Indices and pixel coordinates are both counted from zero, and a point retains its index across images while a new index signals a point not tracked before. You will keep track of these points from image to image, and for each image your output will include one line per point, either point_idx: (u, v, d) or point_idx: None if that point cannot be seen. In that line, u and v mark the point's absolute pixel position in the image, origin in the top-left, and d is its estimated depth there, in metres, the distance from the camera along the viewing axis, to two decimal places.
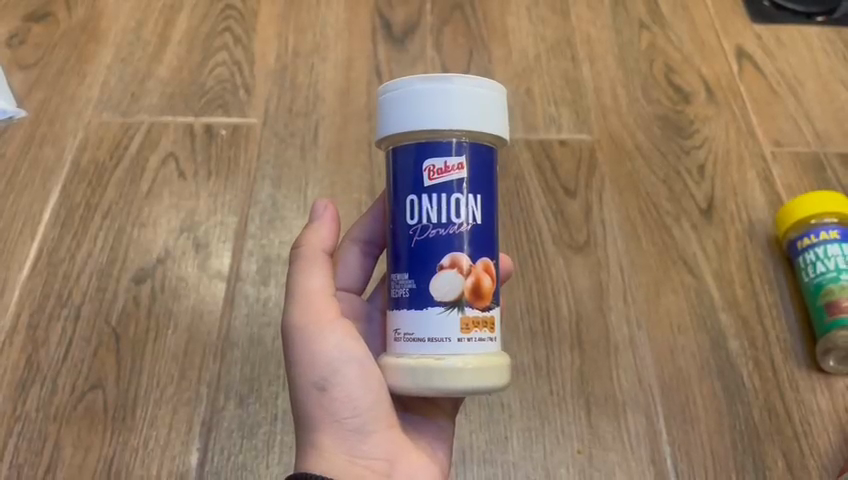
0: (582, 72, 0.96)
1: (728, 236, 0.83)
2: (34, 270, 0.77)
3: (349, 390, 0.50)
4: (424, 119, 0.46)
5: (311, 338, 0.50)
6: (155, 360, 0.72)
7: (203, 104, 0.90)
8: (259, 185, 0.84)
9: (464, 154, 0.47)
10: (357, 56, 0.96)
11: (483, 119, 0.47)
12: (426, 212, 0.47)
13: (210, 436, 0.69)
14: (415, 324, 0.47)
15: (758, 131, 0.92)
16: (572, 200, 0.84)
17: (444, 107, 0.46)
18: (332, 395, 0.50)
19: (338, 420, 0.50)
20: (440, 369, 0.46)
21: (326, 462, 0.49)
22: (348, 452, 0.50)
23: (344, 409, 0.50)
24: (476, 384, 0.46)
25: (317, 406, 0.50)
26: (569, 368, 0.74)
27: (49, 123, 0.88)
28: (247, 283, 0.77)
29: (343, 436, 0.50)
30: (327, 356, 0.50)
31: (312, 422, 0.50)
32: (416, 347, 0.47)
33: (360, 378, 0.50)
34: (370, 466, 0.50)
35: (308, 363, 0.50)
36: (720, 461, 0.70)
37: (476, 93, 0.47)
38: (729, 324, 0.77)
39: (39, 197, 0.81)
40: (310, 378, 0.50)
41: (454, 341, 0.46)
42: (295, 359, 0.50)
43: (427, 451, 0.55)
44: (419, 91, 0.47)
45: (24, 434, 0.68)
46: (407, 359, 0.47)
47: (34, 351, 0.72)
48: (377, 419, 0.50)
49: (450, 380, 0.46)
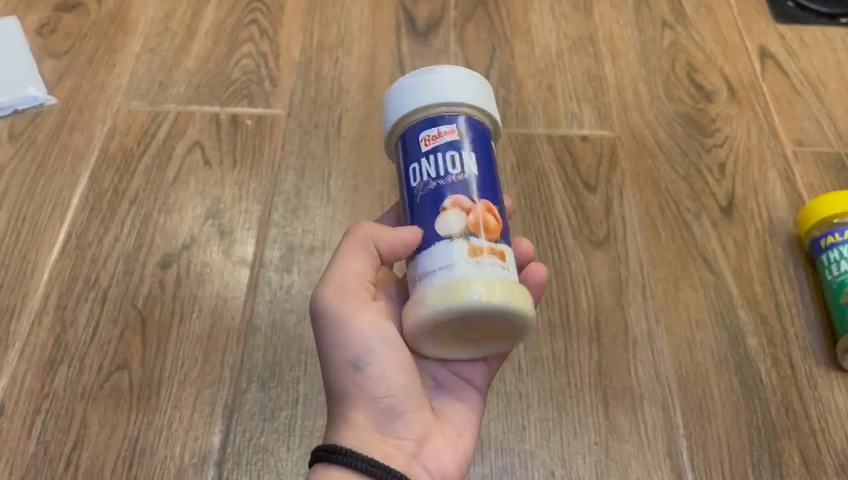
0: (604, 69, 0.97)
1: (748, 234, 0.83)
2: (63, 253, 0.78)
3: (379, 370, 0.51)
4: (417, 101, 0.51)
5: (343, 318, 0.51)
6: (180, 342, 0.74)
7: (229, 95, 0.91)
8: (283, 175, 0.85)
9: (456, 121, 0.51)
10: (381, 49, 0.97)
11: (471, 95, 0.52)
12: (426, 172, 0.50)
13: (232, 418, 0.70)
14: (432, 259, 0.48)
15: (779, 130, 0.92)
16: (592, 195, 0.85)
17: (434, 88, 0.51)
18: (362, 375, 0.51)
19: (369, 399, 0.51)
20: (469, 295, 0.46)
21: (356, 437, 0.51)
22: (379, 429, 0.52)
23: (376, 388, 0.51)
24: (488, 301, 0.46)
25: (349, 384, 0.51)
26: (586, 360, 0.74)
27: (78, 110, 0.89)
28: (270, 271, 0.78)
29: (375, 415, 0.52)
30: (360, 337, 0.51)
31: (346, 398, 0.52)
32: (434, 279, 0.47)
33: (389, 358, 0.51)
34: (399, 445, 0.52)
35: (342, 343, 0.51)
36: (737, 456, 0.70)
37: (461, 74, 0.52)
38: (747, 320, 0.77)
39: (68, 183, 0.83)
40: (343, 358, 0.51)
41: (472, 263, 0.47)
42: (331, 338, 0.52)
43: (455, 433, 0.56)
44: (409, 83, 0.52)
45: (52, 411, 0.69)
46: (430, 290, 0.47)
47: (62, 332, 0.74)
48: (406, 397, 0.52)
49: (458, 296, 0.46)
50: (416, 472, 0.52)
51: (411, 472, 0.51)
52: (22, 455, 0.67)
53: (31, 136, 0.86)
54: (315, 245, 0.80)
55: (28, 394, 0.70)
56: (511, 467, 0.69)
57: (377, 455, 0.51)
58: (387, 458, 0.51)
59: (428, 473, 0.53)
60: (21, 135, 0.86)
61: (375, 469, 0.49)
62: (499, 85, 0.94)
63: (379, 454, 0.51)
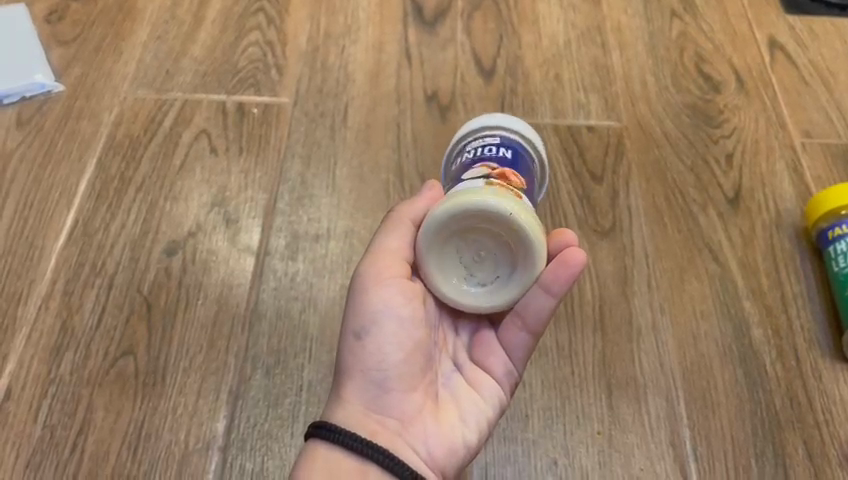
0: (611, 60, 0.96)
1: (754, 225, 0.83)
2: (70, 239, 0.79)
3: (382, 343, 0.54)
4: (477, 123, 0.68)
5: (363, 289, 0.55)
6: (185, 328, 0.74)
7: (236, 83, 0.91)
8: (289, 163, 0.85)
9: (499, 136, 0.66)
10: (387, 39, 0.96)
11: (517, 126, 0.67)
12: (468, 159, 0.64)
13: (237, 404, 0.70)
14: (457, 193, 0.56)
15: (788, 121, 0.92)
16: (598, 185, 0.85)
17: (492, 118, 0.68)
18: (365, 347, 0.54)
19: (365, 373, 0.54)
20: (479, 198, 0.52)
21: (346, 409, 0.54)
22: (369, 402, 0.54)
23: (373, 361, 0.54)
24: (488, 202, 0.52)
25: (350, 353, 0.54)
26: (590, 350, 0.74)
27: (86, 97, 0.89)
28: (275, 259, 0.78)
29: (368, 389, 0.54)
30: (370, 309, 0.54)
31: (345, 370, 0.55)
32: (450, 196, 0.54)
33: (393, 335, 0.54)
34: (385, 423, 0.54)
35: (355, 312, 0.55)
36: (740, 447, 0.70)
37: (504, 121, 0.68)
38: (752, 312, 0.77)
39: (76, 169, 0.83)
40: (351, 328, 0.55)
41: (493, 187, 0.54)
42: (349, 305, 0.55)
43: (452, 421, 0.56)
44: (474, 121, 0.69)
45: (58, 396, 0.70)
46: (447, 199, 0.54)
47: (69, 317, 0.74)
48: (401, 377, 0.54)
49: (464, 195, 0.53)
50: (401, 450, 0.53)
51: (395, 449, 0.53)
52: (28, 439, 0.68)
53: (39, 123, 0.87)
54: (320, 233, 0.80)
55: (34, 379, 0.71)
56: (514, 456, 0.69)
57: (360, 430, 0.53)
58: (370, 435, 0.53)
59: (415, 455, 0.54)
60: (28, 122, 0.87)
61: (358, 445, 0.51)
62: (506, 75, 0.94)
63: (363, 428, 0.53)
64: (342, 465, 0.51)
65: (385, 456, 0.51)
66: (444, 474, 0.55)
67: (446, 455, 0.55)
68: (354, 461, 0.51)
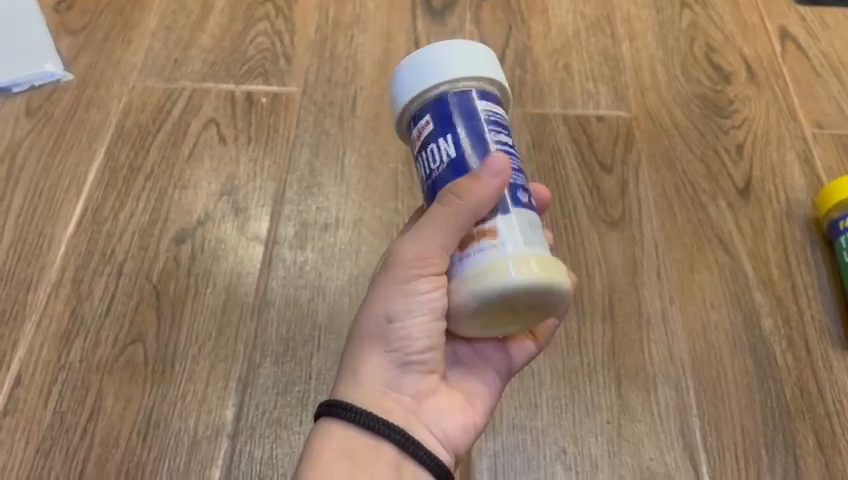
0: (621, 50, 0.96)
1: (765, 215, 0.83)
2: (79, 227, 0.79)
3: (412, 331, 0.51)
4: (407, 90, 0.52)
5: (403, 270, 0.50)
6: (194, 316, 0.74)
7: (244, 73, 0.91)
8: (297, 152, 0.85)
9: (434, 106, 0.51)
10: (396, 28, 0.96)
11: (453, 69, 0.51)
12: (426, 164, 0.51)
13: (246, 392, 0.70)
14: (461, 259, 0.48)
15: (799, 112, 0.91)
16: (608, 175, 0.84)
17: (422, 75, 0.52)
18: (394, 329, 0.52)
19: (389, 352, 0.53)
20: (511, 274, 0.46)
21: (363, 386, 0.53)
22: (387, 382, 0.53)
23: (401, 344, 0.52)
24: (527, 280, 0.46)
25: (376, 332, 0.52)
26: (599, 340, 0.74)
27: (95, 86, 0.89)
28: (284, 248, 0.78)
29: (388, 370, 0.53)
30: (408, 295, 0.50)
31: (368, 346, 0.53)
32: (473, 287, 0.47)
33: (425, 325, 0.51)
34: (401, 401, 0.53)
35: (389, 293, 0.51)
36: (751, 437, 0.70)
37: (459, 48, 0.52)
38: (763, 303, 0.77)
39: (85, 158, 0.83)
40: (382, 308, 0.52)
41: (504, 245, 0.47)
42: (384, 283, 0.52)
43: (461, 402, 0.56)
44: (402, 73, 0.53)
45: (68, 383, 0.70)
46: (473, 289, 0.47)
47: (78, 305, 0.74)
48: (424, 361, 0.53)
49: (493, 276, 0.46)
50: (416, 430, 0.53)
51: (411, 429, 0.53)
52: (38, 425, 0.68)
53: (48, 112, 0.86)
54: (328, 222, 0.80)
55: (44, 366, 0.71)
56: (523, 445, 0.69)
57: (376, 408, 0.52)
58: (386, 414, 0.52)
59: (429, 434, 0.53)
60: (38, 110, 0.86)
61: (374, 424, 0.51)
62: (515, 65, 0.93)
63: (380, 406, 0.52)
64: (359, 444, 0.51)
65: (403, 435, 0.51)
66: (455, 455, 0.55)
67: (458, 436, 0.55)
68: (370, 440, 0.51)
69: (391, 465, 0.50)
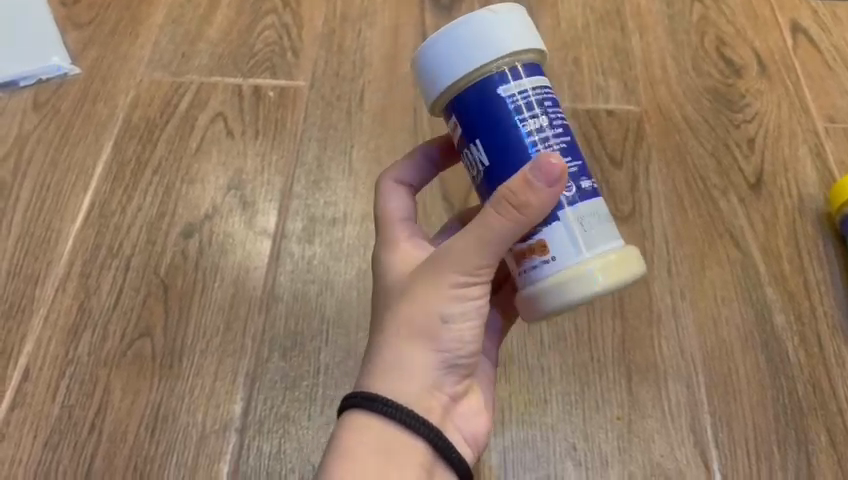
0: (630, 44, 0.95)
1: (776, 211, 0.82)
2: (87, 221, 0.78)
3: (465, 334, 0.51)
4: (435, 80, 0.49)
5: (460, 272, 0.49)
6: (202, 310, 0.74)
7: (252, 67, 0.91)
8: (305, 146, 0.84)
9: (463, 101, 0.49)
10: (404, 22, 0.95)
11: (482, 51, 0.48)
12: (468, 163, 0.51)
13: (254, 387, 0.70)
14: (538, 267, 0.48)
15: (811, 106, 0.90)
16: (618, 170, 0.84)
17: (448, 64, 0.48)
18: (447, 331, 0.51)
19: (438, 353, 0.51)
20: (596, 277, 0.47)
21: (407, 385, 0.51)
22: (430, 383, 0.52)
23: (452, 346, 0.51)
24: (612, 278, 0.48)
25: (429, 334, 0.50)
26: (609, 335, 0.74)
27: (102, 80, 0.89)
28: (292, 242, 0.78)
29: (431, 369, 0.52)
30: (464, 298, 0.50)
31: (415, 347, 0.51)
32: (561, 297, 0.48)
33: (473, 329, 0.51)
34: (438, 400, 0.53)
35: (445, 296, 0.50)
36: (763, 433, 0.69)
37: (491, 21, 0.48)
38: (774, 298, 0.76)
39: (92, 152, 0.83)
40: (436, 308, 0.50)
41: (580, 250, 0.48)
42: (438, 285, 0.50)
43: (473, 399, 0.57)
44: (427, 57, 0.50)
45: (76, 376, 0.70)
46: (559, 300, 0.48)
47: (86, 299, 0.74)
48: (464, 361, 0.53)
49: (582, 285, 0.47)
50: (449, 429, 0.53)
51: (445, 428, 0.53)
52: (46, 419, 0.68)
53: (55, 105, 0.86)
54: (336, 216, 0.80)
55: (52, 360, 0.71)
56: (533, 441, 0.68)
57: (420, 408, 0.51)
58: (428, 413, 0.51)
59: (456, 431, 0.55)
60: (45, 104, 0.86)
61: (413, 422, 0.49)
62: None
63: (422, 406, 0.51)
64: (393, 440, 0.49)
65: (439, 438, 0.50)
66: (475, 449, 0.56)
67: (478, 432, 0.56)
68: (405, 437, 0.49)
69: (423, 465, 0.49)
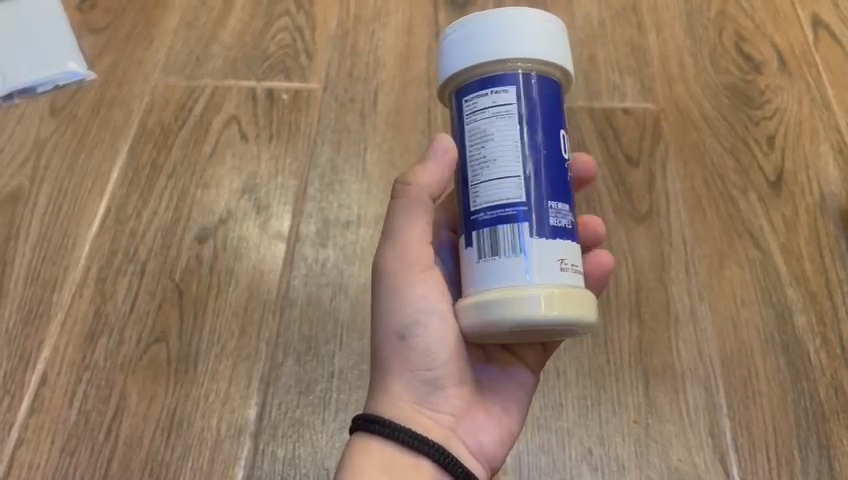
0: (648, 40, 0.92)
1: (798, 210, 0.80)
2: (103, 226, 0.79)
3: (429, 345, 0.52)
4: (456, 60, 0.49)
5: (394, 278, 0.53)
6: (217, 315, 0.74)
7: (265, 69, 0.90)
8: (319, 147, 0.84)
9: (477, 90, 0.48)
10: (417, 20, 0.93)
11: (510, 48, 0.47)
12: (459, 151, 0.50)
13: (268, 392, 0.71)
14: (476, 276, 0.47)
15: (832, 102, 0.88)
16: (634, 170, 0.82)
17: (471, 45, 0.48)
18: (409, 346, 0.52)
19: (413, 371, 0.53)
20: (507, 305, 0.45)
21: (397, 404, 0.53)
22: (418, 400, 0.54)
23: (419, 359, 0.53)
24: (532, 317, 0.45)
25: (393, 352, 0.53)
26: (627, 338, 0.73)
27: (118, 84, 0.89)
28: (306, 245, 0.78)
29: (416, 386, 0.53)
30: (409, 307, 0.52)
31: (384, 366, 0.54)
32: (491, 309, 0.46)
33: (439, 335, 0.52)
34: (437, 417, 0.54)
35: (394, 311, 0.53)
36: (783, 436, 0.69)
37: (489, 27, 0.48)
38: (796, 299, 0.75)
39: (108, 156, 0.83)
40: (391, 325, 0.53)
41: (530, 273, 0.46)
42: (386, 301, 0.53)
43: (495, 415, 0.57)
44: (453, 37, 0.49)
45: (93, 381, 0.71)
46: (484, 316, 0.46)
47: (102, 304, 0.75)
48: (452, 374, 0.54)
49: (500, 312, 0.46)
50: (454, 445, 0.54)
51: (449, 445, 0.53)
52: (64, 423, 0.70)
53: (72, 111, 0.86)
54: (350, 220, 0.80)
55: (70, 365, 0.72)
56: (548, 445, 0.69)
57: (413, 425, 0.53)
58: (425, 430, 0.53)
59: (464, 448, 0.55)
60: (62, 110, 0.86)
61: (414, 442, 0.51)
62: None
63: (414, 423, 0.53)
64: (394, 461, 0.51)
65: (443, 453, 0.51)
66: (488, 465, 0.56)
67: (490, 448, 0.56)
68: (409, 456, 0.51)
69: None
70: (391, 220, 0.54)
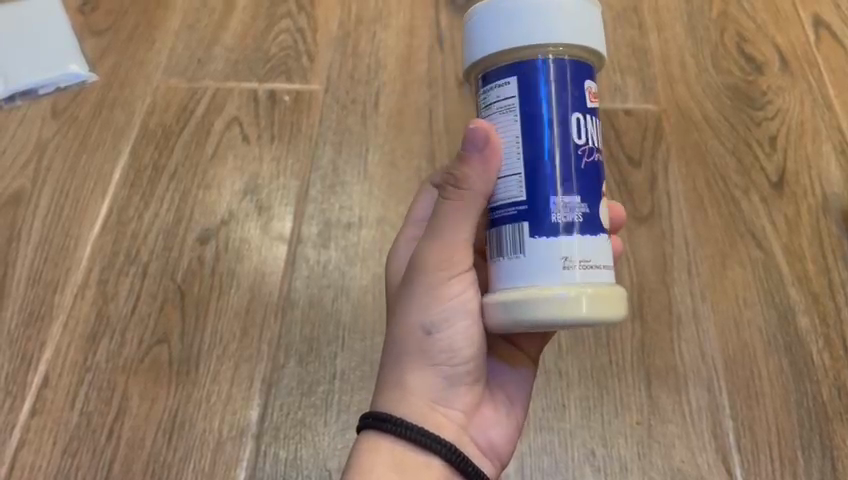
0: (649, 41, 0.92)
1: (800, 210, 0.80)
2: (104, 228, 0.79)
3: (455, 342, 0.52)
4: (486, 44, 0.47)
5: (429, 274, 0.51)
6: (218, 316, 0.74)
7: (267, 71, 0.90)
8: (321, 149, 0.84)
9: (507, 77, 0.47)
10: (418, 21, 0.93)
11: (542, 33, 0.46)
12: None
13: (270, 393, 0.71)
14: (504, 275, 0.47)
15: (834, 102, 0.88)
16: (636, 171, 0.82)
17: (501, 27, 0.46)
18: (434, 341, 0.52)
19: (433, 367, 0.52)
20: (539, 303, 0.45)
21: (412, 401, 0.52)
22: (434, 398, 0.53)
23: (442, 355, 0.52)
24: (564, 316, 0.45)
25: (418, 346, 0.52)
26: (630, 339, 0.73)
27: (120, 86, 0.89)
28: (307, 246, 0.78)
29: (434, 383, 0.53)
30: (441, 304, 0.51)
31: (404, 360, 0.53)
32: (523, 309, 0.45)
33: (465, 333, 0.52)
34: (449, 415, 0.53)
35: (424, 305, 0.51)
36: (785, 437, 0.69)
37: (516, 13, 0.46)
38: (798, 300, 0.75)
39: (110, 158, 0.83)
40: (417, 320, 0.52)
41: (558, 272, 0.45)
42: (416, 295, 0.52)
43: (501, 413, 0.57)
44: (481, 19, 0.47)
45: (95, 383, 0.71)
46: (515, 314, 0.46)
47: (104, 305, 0.75)
48: (467, 371, 0.53)
49: (533, 311, 0.45)
50: (464, 443, 0.54)
51: (460, 442, 0.53)
52: (66, 424, 0.70)
53: (73, 113, 0.86)
54: (351, 221, 0.79)
55: (71, 366, 0.72)
56: (550, 446, 0.69)
57: (427, 424, 0.52)
58: (437, 428, 0.53)
59: (473, 445, 0.55)
60: (64, 111, 0.86)
61: (426, 440, 0.51)
62: None
63: (429, 421, 0.52)
64: (405, 460, 0.50)
65: (453, 452, 0.51)
66: (496, 461, 0.56)
67: (498, 444, 0.56)
68: (420, 454, 0.51)
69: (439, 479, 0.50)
70: (435, 213, 0.50)
